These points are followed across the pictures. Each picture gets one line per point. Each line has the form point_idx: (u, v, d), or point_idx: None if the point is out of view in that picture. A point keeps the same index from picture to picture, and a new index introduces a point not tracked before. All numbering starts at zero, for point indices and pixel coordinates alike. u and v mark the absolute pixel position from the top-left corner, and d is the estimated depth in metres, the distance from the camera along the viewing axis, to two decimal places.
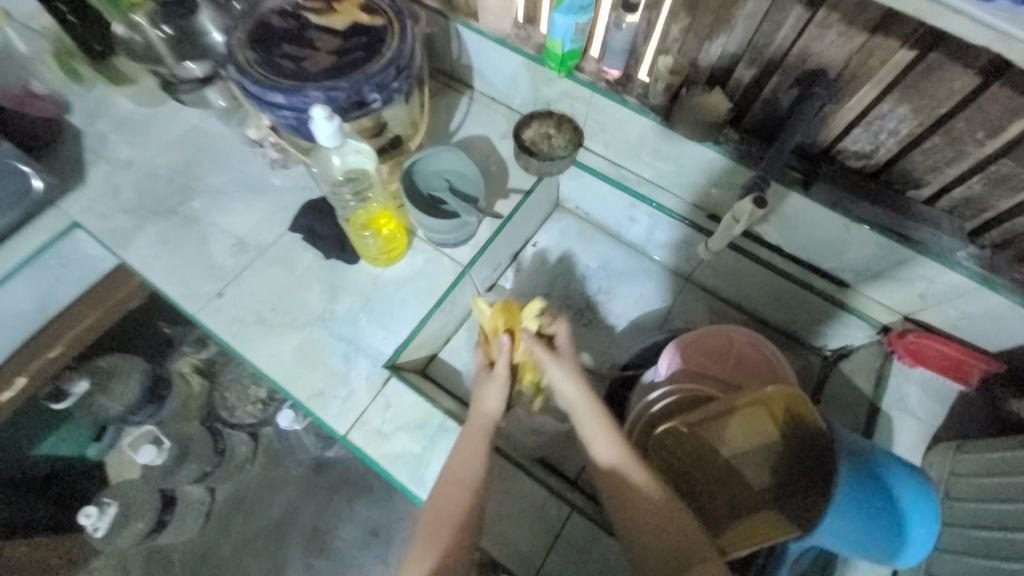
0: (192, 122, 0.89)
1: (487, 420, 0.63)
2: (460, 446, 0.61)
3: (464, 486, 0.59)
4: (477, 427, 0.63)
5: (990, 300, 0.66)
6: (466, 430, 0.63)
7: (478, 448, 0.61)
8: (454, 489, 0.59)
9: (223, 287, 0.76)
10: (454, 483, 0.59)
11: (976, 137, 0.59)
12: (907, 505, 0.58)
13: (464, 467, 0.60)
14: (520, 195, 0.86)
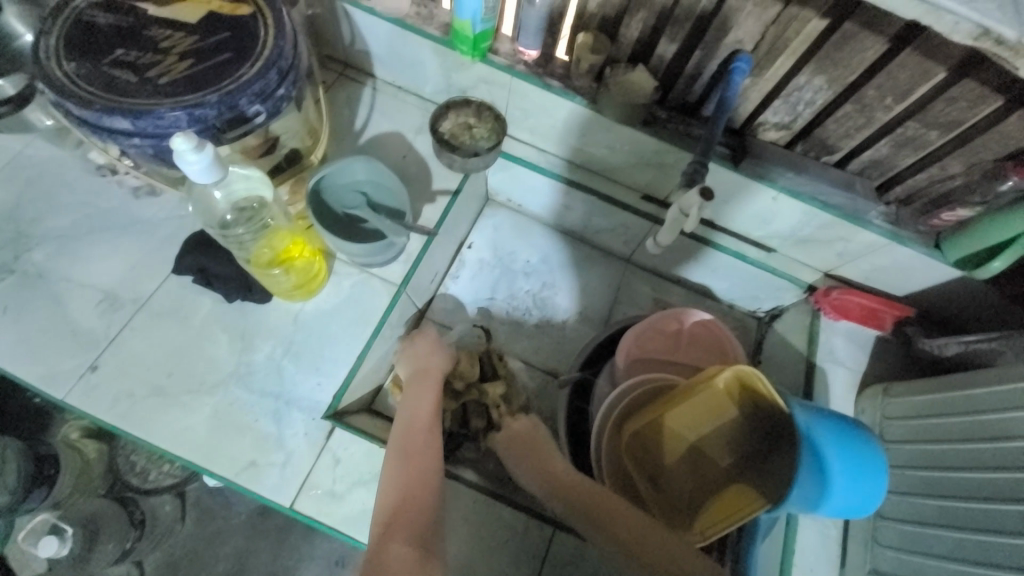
0: (10, 147, 0.69)
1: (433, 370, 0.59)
2: (410, 397, 0.56)
3: (423, 428, 0.53)
4: (422, 377, 0.58)
5: (899, 253, 0.72)
6: (415, 382, 0.58)
7: (431, 388, 0.57)
8: (412, 435, 0.52)
9: (95, 355, 0.61)
10: (412, 428, 0.53)
11: (885, 103, 0.62)
12: (839, 470, 0.59)
13: (420, 410, 0.54)
14: (447, 197, 0.78)
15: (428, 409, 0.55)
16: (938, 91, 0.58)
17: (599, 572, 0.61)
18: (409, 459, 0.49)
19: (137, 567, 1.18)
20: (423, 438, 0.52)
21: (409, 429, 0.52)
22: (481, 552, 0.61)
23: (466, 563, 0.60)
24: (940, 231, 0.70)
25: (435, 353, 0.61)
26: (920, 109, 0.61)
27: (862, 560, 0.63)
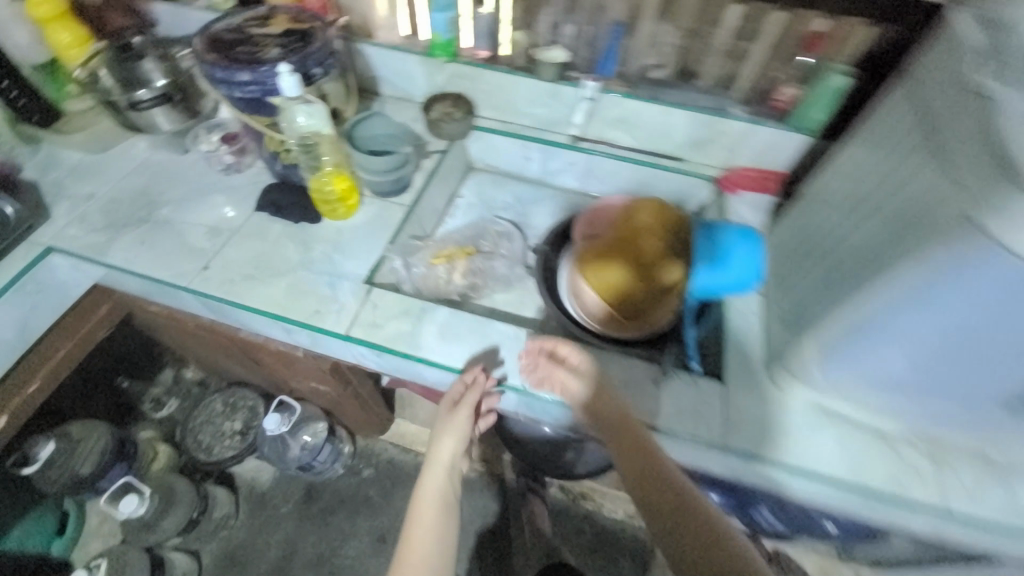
0: (145, 154, 1.03)
1: (442, 470, 0.84)
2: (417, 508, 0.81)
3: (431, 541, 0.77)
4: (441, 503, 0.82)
5: (762, 133, 1.00)
6: (426, 484, 0.83)
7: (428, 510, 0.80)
8: (416, 541, 0.77)
9: (206, 260, 0.88)
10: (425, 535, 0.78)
11: (713, 31, 0.94)
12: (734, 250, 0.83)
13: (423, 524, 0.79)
14: (439, 154, 1.10)
15: (434, 527, 0.79)
16: (740, 15, 0.90)
17: (577, 353, 0.80)
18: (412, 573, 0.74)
19: (196, 559, 1.39)
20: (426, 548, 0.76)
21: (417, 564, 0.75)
22: (479, 352, 0.80)
23: (472, 356, 0.79)
24: (787, 110, 0.98)
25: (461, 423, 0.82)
26: (734, 30, 0.93)
27: (777, 338, 0.76)
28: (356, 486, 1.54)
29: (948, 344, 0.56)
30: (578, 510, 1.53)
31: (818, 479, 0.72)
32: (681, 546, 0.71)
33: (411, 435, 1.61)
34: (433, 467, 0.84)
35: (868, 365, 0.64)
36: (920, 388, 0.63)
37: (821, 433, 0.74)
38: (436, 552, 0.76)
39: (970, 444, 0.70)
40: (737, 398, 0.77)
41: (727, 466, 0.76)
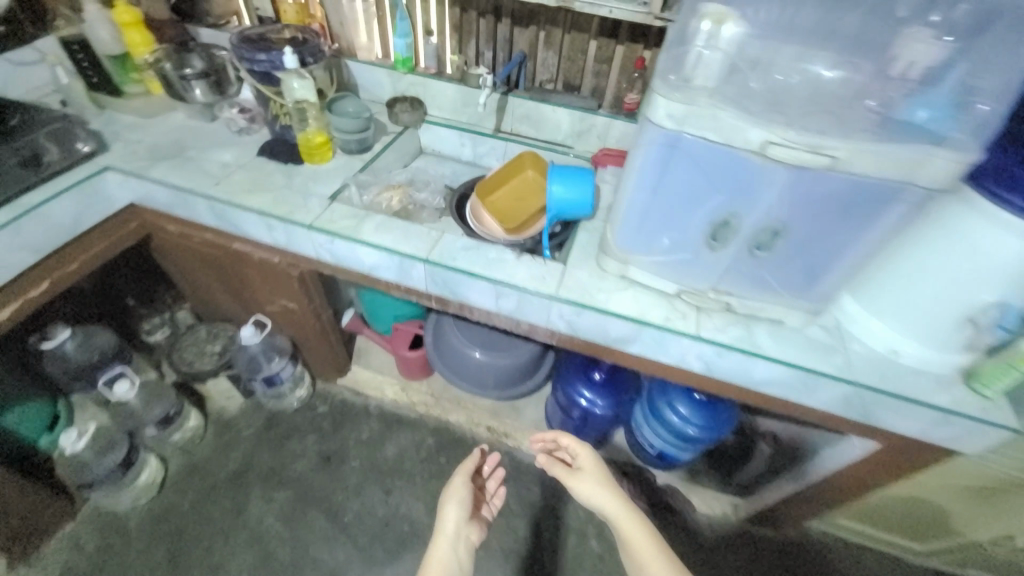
0: (182, 120, 1.44)
1: (446, 537, 1.05)
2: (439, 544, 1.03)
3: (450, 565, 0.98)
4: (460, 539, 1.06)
5: (618, 125, 1.44)
6: (444, 530, 1.07)
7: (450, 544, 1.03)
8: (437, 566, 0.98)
9: (217, 180, 1.26)
10: (440, 560, 0.99)
11: (581, 56, 1.41)
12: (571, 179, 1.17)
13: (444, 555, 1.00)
14: (394, 134, 1.49)
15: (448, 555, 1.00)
16: (595, 46, 1.38)
17: (468, 244, 1.14)
18: None
19: (164, 465, 1.61)
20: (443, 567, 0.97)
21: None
22: (400, 238, 1.14)
23: (394, 241, 1.14)
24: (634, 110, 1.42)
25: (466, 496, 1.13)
26: (594, 56, 1.40)
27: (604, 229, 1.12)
28: (310, 418, 1.79)
29: (667, 201, 0.92)
30: (500, 446, 1.78)
31: (617, 318, 1.04)
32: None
33: (363, 380, 1.88)
34: (451, 517, 1.09)
35: (643, 232, 0.99)
36: (675, 246, 0.98)
37: (625, 292, 1.07)
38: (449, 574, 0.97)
39: (719, 297, 1.02)
40: (572, 272, 1.10)
41: (565, 316, 1.08)
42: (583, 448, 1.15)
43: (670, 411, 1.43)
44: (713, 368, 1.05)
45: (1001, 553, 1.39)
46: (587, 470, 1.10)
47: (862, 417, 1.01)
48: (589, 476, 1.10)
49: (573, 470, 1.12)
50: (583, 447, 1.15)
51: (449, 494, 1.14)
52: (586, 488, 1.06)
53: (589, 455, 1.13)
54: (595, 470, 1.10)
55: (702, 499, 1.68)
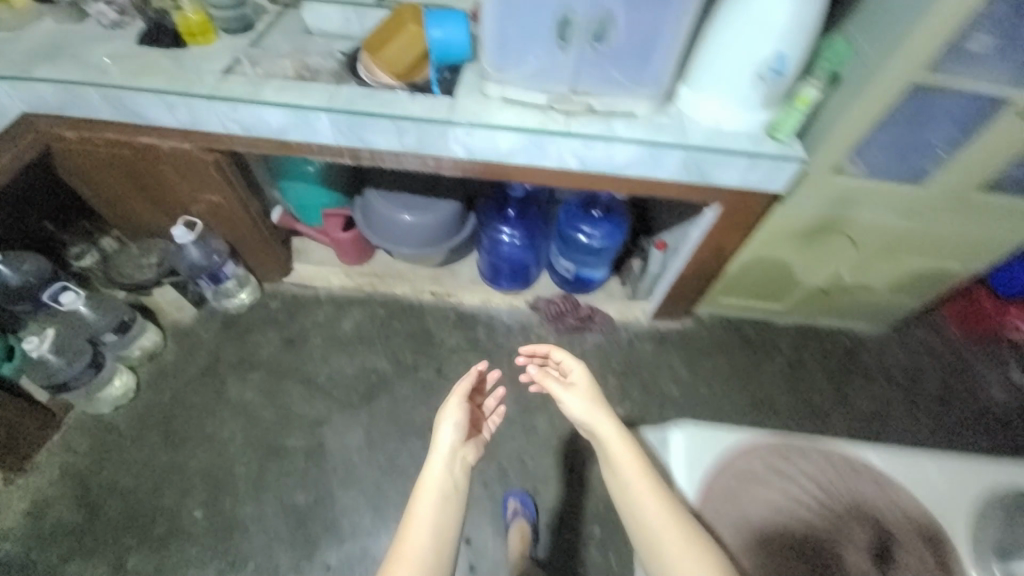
0: (47, 23, 1.40)
1: (443, 464, 0.99)
2: (421, 507, 0.93)
3: (445, 489, 0.96)
4: (442, 500, 0.94)
5: None
6: (428, 474, 0.98)
7: (433, 498, 0.94)
8: (431, 496, 0.94)
9: (103, 70, 1.28)
10: (423, 510, 0.93)
11: None
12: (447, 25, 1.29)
13: (440, 476, 0.98)
14: (276, 13, 1.51)
15: (430, 512, 0.92)
16: None
17: (364, 91, 1.27)
18: (410, 552, 0.87)
19: (135, 373, 1.72)
20: (432, 502, 0.93)
21: (441, 498, 0.94)
22: (299, 94, 1.25)
23: (295, 96, 1.24)
24: None
25: (452, 465, 1.00)
26: None
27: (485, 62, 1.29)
28: (266, 314, 1.92)
29: (520, 10, 1.10)
30: (446, 305, 1.99)
31: (503, 132, 1.23)
32: (635, 509, 0.96)
33: (309, 274, 2.00)
34: (436, 458, 1.00)
35: (508, 48, 1.17)
36: (536, 55, 1.16)
37: (506, 110, 1.25)
38: (428, 538, 0.89)
39: (580, 98, 1.23)
40: (460, 101, 1.26)
41: (460, 140, 1.26)
42: (577, 364, 1.13)
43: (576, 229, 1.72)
44: (587, 162, 1.29)
45: (835, 292, 1.79)
46: (580, 389, 1.10)
47: (701, 178, 1.30)
48: (590, 410, 1.06)
49: (567, 384, 1.12)
50: (580, 368, 1.13)
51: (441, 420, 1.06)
52: (580, 409, 1.06)
53: (588, 384, 1.10)
54: (586, 397, 1.08)
55: (621, 312, 1.98)
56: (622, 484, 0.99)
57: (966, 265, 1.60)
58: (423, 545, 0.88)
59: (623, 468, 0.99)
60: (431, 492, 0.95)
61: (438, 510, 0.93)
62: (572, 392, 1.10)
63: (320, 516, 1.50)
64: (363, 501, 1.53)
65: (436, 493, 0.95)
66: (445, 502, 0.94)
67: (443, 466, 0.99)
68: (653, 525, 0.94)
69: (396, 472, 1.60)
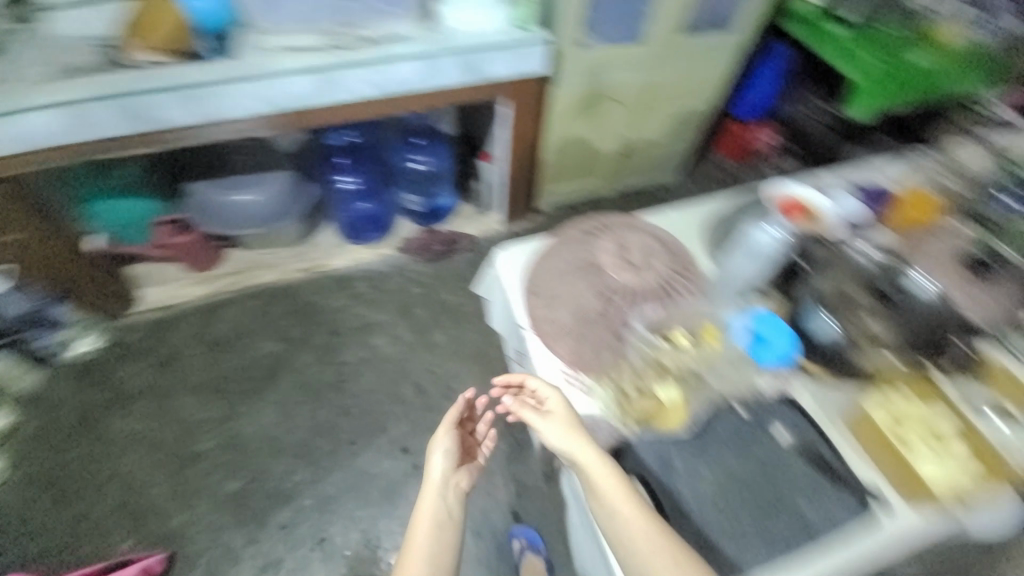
0: None
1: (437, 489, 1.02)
2: (419, 536, 0.98)
3: (435, 527, 0.99)
4: (441, 528, 0.99)
5: None
6: (421, 509, 1.01)
7: (428, 530, 0.98)
8: (421, 530, 0.99)
9: None
10: (419, 547, 0.97)
11: None
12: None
13: (428, 517, 1.00)
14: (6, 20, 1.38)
15: (427, 546, 0.97)
16: None
17: (138, 73, 1.28)
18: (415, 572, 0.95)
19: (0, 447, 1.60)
20: (424, 540, 0.98)
21: (433, 530, 0.99)
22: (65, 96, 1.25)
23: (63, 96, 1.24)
24: None
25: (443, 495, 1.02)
26: None
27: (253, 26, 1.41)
28: (125, 348, 1.79)
29: None
30: (317, 275, 2.01)
31: (292, 76, 1.35)
32: None
33: (158, 296, 1.88)
34: (427, 497, 1.02)
35: None
36: None
37: (287, 57, 1.36)
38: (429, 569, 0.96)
39: (351, 33, 1.41)
40: (241, 60, 1.35)
41: (255, 95, 1.36)
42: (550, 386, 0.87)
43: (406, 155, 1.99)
44: (382, 87, 1.46)
45: (631, 155, 2.18)
46: (562, 419, 0.84)
47: (478, 76, 1.54)
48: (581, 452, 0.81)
49: (544, 411, 0.86)
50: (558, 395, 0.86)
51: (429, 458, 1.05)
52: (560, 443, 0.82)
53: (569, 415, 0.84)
54: (571, 433, 0.82)
55: (480, 227, 2.17)
56: (608, 514, 0.78)
57: (707, 101, 2.03)
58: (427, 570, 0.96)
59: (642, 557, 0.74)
60: (423, 535, 0.98)
61: (431, 552, 0.97)
62: (552, 423, 0.84)
63: (257, 492, 1.54)
64: (296, 462, 1.59)
65: (432, 523, 0.99)
66: (435, 536, 0.98)
67: (433, 510, 1.00)
68: None
69: (323, 428, 1.66)
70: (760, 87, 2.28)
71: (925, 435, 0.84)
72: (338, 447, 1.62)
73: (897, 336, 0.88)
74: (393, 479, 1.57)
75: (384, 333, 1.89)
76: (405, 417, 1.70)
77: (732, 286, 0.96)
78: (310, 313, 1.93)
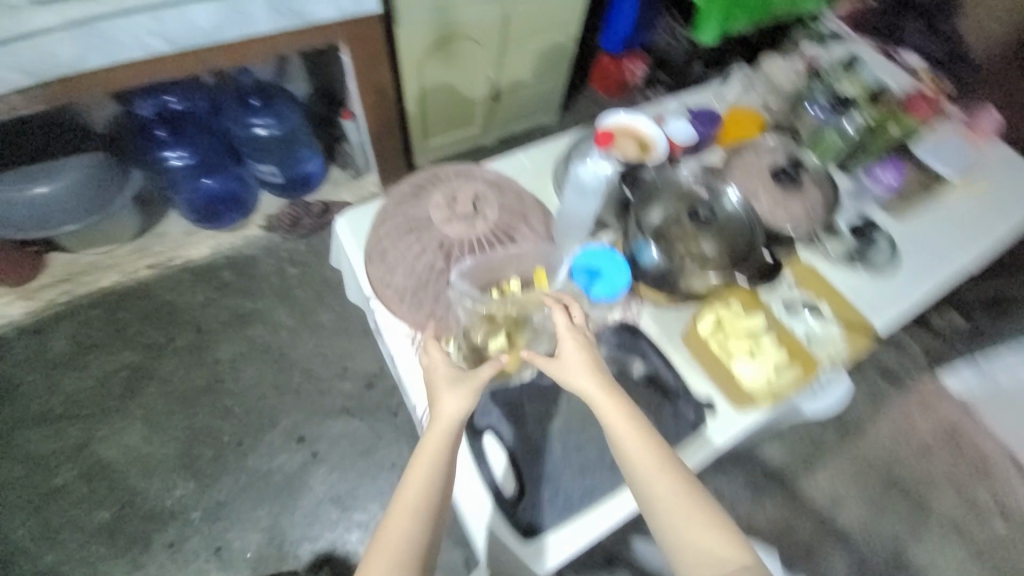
0: None
1: (445, 432, 0.70)
2: (412, 467, 0.70)
3: (431, 467, 0.69)
4: (439, 463, 0.70)
5: None
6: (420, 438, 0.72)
7: (424, 460, 0.70)
8: (416, 463, 0.70)
9: None
10: (412, 483, 0.68)
11: None
12: None
13: (428, 453, 0.70)
14: None
15: (423, 481, 0.69)
16: None
17: None
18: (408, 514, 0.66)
19: None
20: (421, 479, 0.69)
21: (431, 469, 0.69)
22: None
23: None
24: None
25: (447, 427, 0.72)
26: None
27: None
28: None
29: None
30: (170, 269, 1.77)
31: (49, 34, 1.09)
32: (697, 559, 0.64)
33: None
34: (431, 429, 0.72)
35: None
36: None
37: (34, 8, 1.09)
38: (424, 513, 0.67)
39: None
40: None
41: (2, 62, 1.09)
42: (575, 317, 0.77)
43: (239, 121, 1.71)
44: (179, 40, 1.23)
45: (503, 97, 2.08)
46: (586, 352, 0.74)
47: (300, 19, 1.35)
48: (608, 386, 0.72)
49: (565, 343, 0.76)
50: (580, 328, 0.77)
51: (435, 381, 0.74)
52: (585, 375, 0.72)
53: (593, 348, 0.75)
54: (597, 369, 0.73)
55: (355, 193, 2.01)
56: (631, 469, 0.69)
57: (569, 34, 1.97)
58: (421, 515, 0.67)
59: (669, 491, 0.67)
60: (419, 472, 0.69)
61: (427, 492, 0.68)
62: (576, 353, 0.74)
63: (133, 516, 1.40)
64: (176, 475, 1.45)
65: (433, 454, 0.70)
66: (431, 472, 0.69)
67: (432, 447, 0.70)
68: (665, 520, 0.67)
69: (202, 433, 1.52)
70: (620, 16, 2.24)
71: (745, 345, 0.89)
72: (224, 451, 1.50)
73: (721, 250, 0.91)
74: (291, 473, 1.49)
75: (260, 321, 1.72)
76: (296, 407, 1.59)
77: (573, 223, 0.93)
78: (169, 313, 1.70)
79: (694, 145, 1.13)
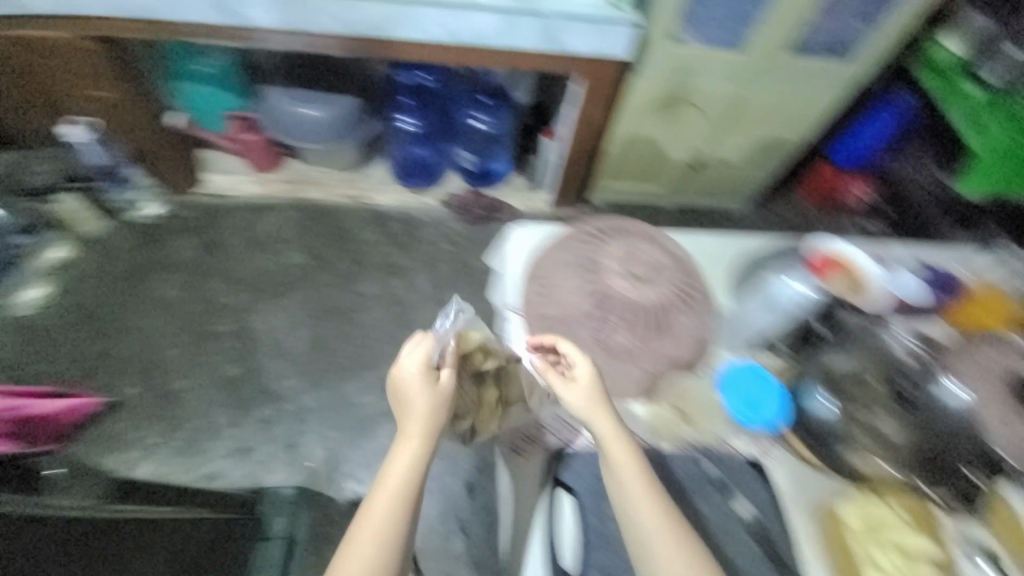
0: None
1: (424, 427, 0.81)
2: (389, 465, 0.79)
3: (406, 470, 0.78)
4: (415, 461, 0.79)
5: None
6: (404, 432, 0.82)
7: (410, 452, 0.80)
8: (391, 464, 0.79)
9: None
10: (393, 478, 0.78)
11: None
12: None
13: (404, 458, 0.79)
14: None
15: (404, 474, 0.78)
16: None
17: None
18: (383, 506, 0.76)
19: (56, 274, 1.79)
20: (398, 473, 0.78)
21: (409, 467, 0.79)
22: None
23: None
24: None
25: (425, 430, 0.81)
26: None
27: None
28: (179, 221, 1.94)
29: None
30: (361, 205, 2.06)
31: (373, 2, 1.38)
32: None
33: (217, 184, 2.01)
34: (408, 429, 0.82)
35: None
36: None
37: None
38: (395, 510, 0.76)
39: None
40: None
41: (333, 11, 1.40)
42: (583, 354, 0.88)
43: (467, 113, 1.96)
44: (455, 34, 1.46)
45: (703, 170, 2.03)
46: (595, 392, 0.85)
47: (553, 46, 1.50)
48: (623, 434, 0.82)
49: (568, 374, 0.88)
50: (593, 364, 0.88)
51: (409, 387, 0.84)
52: (587, 403, 0.84)
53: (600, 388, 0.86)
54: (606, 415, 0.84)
55: (527, 203, 2.13)
56: (631, 506, 0.78)
57: (799, 134, 1.86)
58: (395, 507, 0.76)
59: (664, 543, 0.75)
60: (399, 471, 0.78)
61: (406, 488, 0.77)
62: (575, 386, 0.86)
63: (251, 384, 1.65)
64: (291, 369, 1.69)
65: (412, 453, 0.80)
66: (408, 464, 0.79)
67: (409, 450, 0.80)
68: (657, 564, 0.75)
69: (322, 346, 1.74)
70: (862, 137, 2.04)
71: (891, 559, 0.79)
72: (331, 368, 1.70)
73: None
74: (371, 414, 1.63)
75: (405, 277, 1.92)
76: None
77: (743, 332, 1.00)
78: (343, 238, 1.99)
79: (913, 309, 0.99)
